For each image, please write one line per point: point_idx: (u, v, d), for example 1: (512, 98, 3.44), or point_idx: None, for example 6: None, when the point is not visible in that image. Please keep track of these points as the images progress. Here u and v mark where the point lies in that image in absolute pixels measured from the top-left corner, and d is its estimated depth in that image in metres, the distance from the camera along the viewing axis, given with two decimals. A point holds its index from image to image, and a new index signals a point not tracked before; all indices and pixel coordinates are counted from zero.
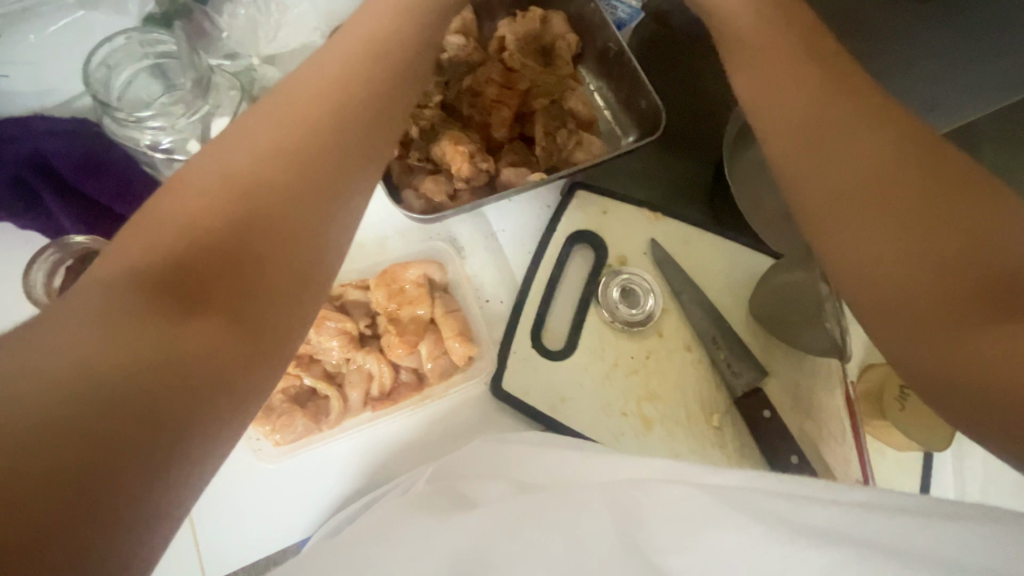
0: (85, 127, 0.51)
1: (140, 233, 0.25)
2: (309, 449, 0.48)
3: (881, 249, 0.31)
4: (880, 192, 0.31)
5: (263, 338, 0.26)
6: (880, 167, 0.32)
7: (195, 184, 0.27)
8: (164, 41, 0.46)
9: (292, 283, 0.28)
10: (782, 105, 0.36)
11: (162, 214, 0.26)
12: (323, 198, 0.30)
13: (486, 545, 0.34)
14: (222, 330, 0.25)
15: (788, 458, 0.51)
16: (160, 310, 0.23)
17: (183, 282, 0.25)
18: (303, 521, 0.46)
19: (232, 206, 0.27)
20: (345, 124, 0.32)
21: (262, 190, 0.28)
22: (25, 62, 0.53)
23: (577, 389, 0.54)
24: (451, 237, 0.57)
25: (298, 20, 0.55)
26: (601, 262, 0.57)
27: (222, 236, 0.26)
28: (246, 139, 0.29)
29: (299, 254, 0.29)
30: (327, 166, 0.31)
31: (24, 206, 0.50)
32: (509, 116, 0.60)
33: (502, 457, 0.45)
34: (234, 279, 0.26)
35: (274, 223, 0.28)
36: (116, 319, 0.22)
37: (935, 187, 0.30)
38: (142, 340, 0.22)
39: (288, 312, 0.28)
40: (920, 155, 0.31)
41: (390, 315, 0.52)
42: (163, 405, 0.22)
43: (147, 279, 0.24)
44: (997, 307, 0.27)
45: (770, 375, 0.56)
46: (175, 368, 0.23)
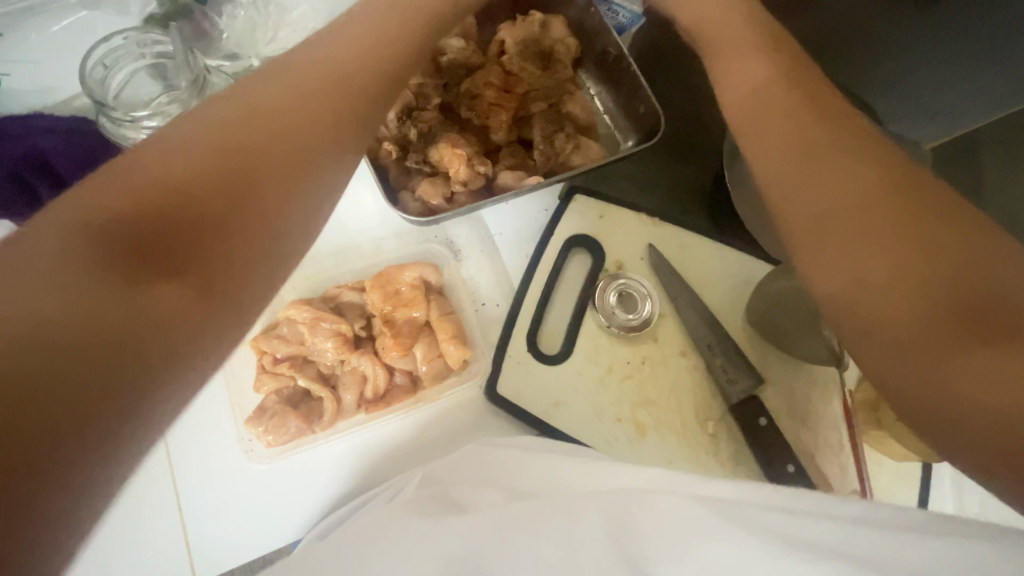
0: (86, 126, 0.52)
1: (110, 181, 0.25)
2: (302, 450, 0.48)
3: (869, 259, 0.30)
4: (873, 207, 0.31)
5: (229, 293, 0.26)
6: (870, 189, 0.32)
7: (188, 143, 0.27)
8: (161, 41, 0.47)
9: (266, 262, 0.28)
10: (775, 128, 0.37)
11: (144, 165, 0.26)
12: (304, 179, 0.30)
13: (480, 553, 0.34)
14: (187, 291, 0.25)
15: (783, 467, 0.51)
16: (123, 268, 0.23)
17: (151, 235, 0.25)
18: (295, 522, 0.46)
19: (210, 173, 0.27)
20: (341, 124, 0.32)
21: (244, 159, 0.28)
22: (28, 60, 0.54)
23: (572, 394, 0.54)
24: (447, 240, 0.57)
25: (298, 22, 0.55)
26: (598, 267, 0.57)
27: (191, 196, 0.26)
28: (222, 119, 0.28)
29: (275, 225, 0.28)
30: (320, 169, 0.31)
31: (16, 204, 0.49)
32: (508, 119, 0.60)
33: (494, 462, 0.45)
34: (206, 247, 0.26)
35: (254, 199, 0.28)
36: (76, 269, 0.22)
37: (925, 209, 0.30)
38: (105, 290, 0.23)
39: (258, 269, 0.27)
40: (905, 179, 0.32)
41: (384, 317, 0.51)
42: (116, 362, 0.22)
43: (114, 227, 0.24)
44: (975, 330, 0.26)
45: (766, 383, 0.56)
46: (131, 328, 0.23)
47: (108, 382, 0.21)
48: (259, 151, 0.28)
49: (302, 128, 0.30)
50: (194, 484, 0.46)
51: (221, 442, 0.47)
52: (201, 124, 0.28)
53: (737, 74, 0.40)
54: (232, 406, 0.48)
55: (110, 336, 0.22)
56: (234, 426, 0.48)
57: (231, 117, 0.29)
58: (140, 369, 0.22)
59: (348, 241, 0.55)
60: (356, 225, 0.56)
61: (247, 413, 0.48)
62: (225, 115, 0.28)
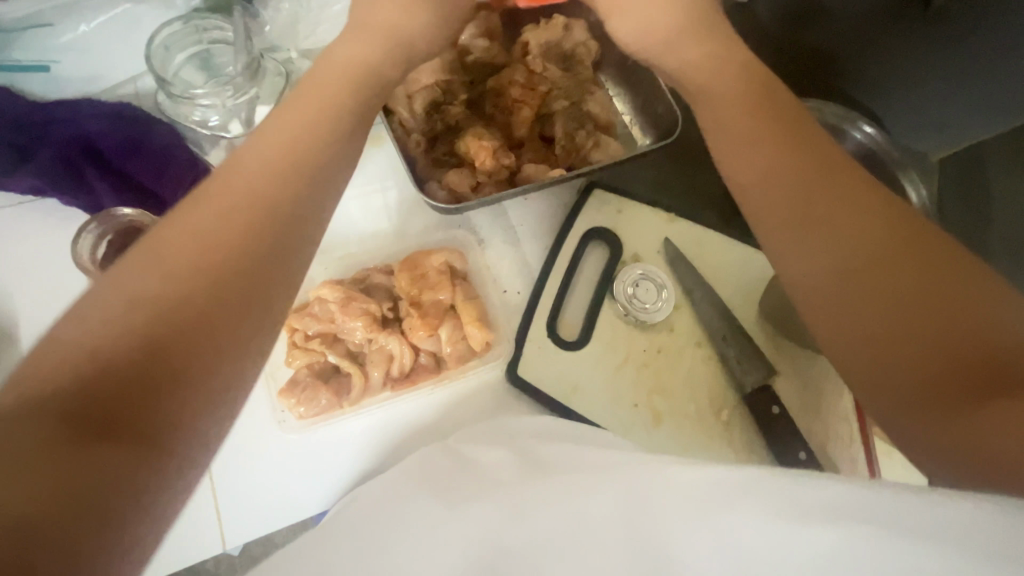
0: (131, 112, 0.54)
1: (66, 348, 0.28)
2: (331, 423, 0.49)
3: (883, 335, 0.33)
4: (874, 280, 0.34)
5: (190, 424, 0.29)
6: (864, 253, 0.35)
7: (183, 239, 0.32)
8: (221, 27, 0.50)
9: (258, 323, 0.32)
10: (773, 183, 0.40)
11: (148, 267, 0.31)
12: (262, 293, 0.33)
13: (501, 535, 0.33)
14: (183, 375, 0.29)
15: (795, 453, 0.53)
16: (127, 366, 0.28)
17: (112, 386, 0.27)
18: (323, 491, 0.48)
19: (205, 261, 0.31)
20: (300, 216, 0.35)
21: (209, 276, 0.31)
22: (77, 49, 0.56)
23: (591, 378, 0.55)
24: (472, 227, 0.59)
25: (336, 16, 0.56)
26: (616, 258, 0.59)
27: (147, 336, 0.29)
28: (164, 262, 0.31)
29: (236, 345, 0.31)
30: (309, 216, 0.35)
31: (65, 183, 0.52)
32: (531, 116, 0.62)
33: (517, 440, 0.46)
34: (203, 325, 0.30)
35: (247, 271, 0.32)
36: (90, 374, 0.27)
37: (919, 270, 0.33)
38: (64, 449, 0.25)
39: (214, 397, 0.30)
40: (896, 238, 0.35)
41: (412, 300, 0.53)
42: (127, 446, 0.27)
43: (76, 387, 0.27)
44: (979, 396, 0.29)
45: (778, 374, 0.57)
46: (136, 418, 0.27)
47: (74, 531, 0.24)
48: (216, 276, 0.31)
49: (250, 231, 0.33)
50: (229, 450, 0.48)
51: (254, 412, 0.49)
52: (197, 216, 0.33)
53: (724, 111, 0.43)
54: (266, 379, 0.50)
55: (70, 494, 0.25)
56: (267, 397, 0.50)
57: (223, 198, 0.33)
58: (97, 519, 0.25)
59: (378, 228, 0.58)
60: (386, 212, 0.58)
61: (281, 385, 0.50)
62: (218, 197, 0.33)
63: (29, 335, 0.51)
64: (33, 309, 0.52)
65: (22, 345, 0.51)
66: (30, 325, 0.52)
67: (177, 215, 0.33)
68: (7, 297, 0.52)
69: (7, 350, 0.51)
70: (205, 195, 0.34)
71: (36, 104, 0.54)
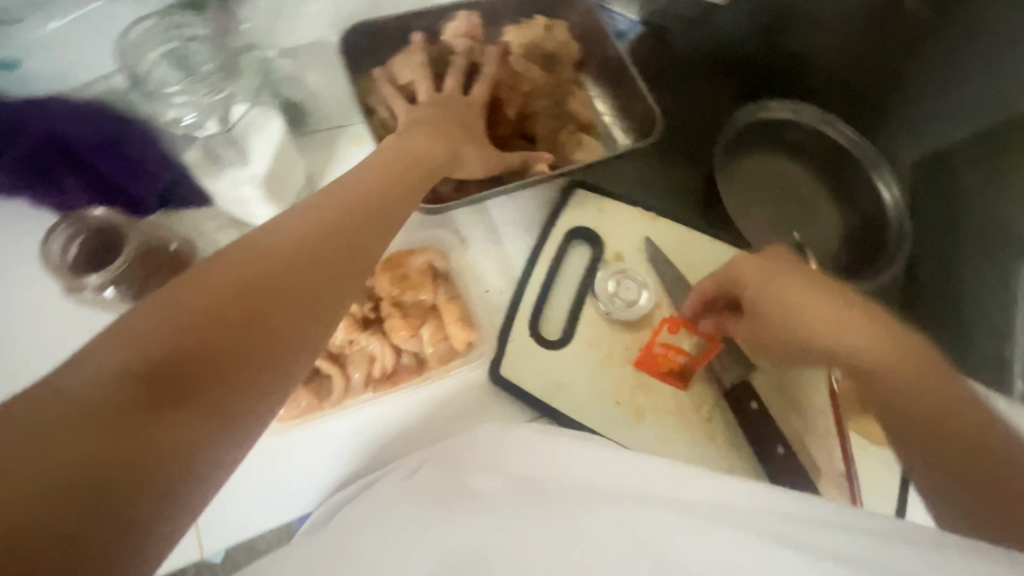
0: (104, 108, 0.52)
1: (118, 335, 0.27)
2: (313, 423, 0.50)
3: (914, 414, 0.40)
4: (909, 380, 0.42)
5: (220, 443, 0.27)
6: (887, 359, 0.44)
7: (222, 272, 0.30)
8: (200, 23, 0.45)
9: (287, 369, 0.30)
10: (820, 303, 0.49)
11: (185, 294, 0.29)
12: (306, 328, 0.32)
13: (486, 540, 0.33)
14: (199, 416, 0.27)
15: (774, 449, 0.54)
16: (145, 398, 0.26)
17: (155, 384, 0.26)
18: (307, 493, 0.49)
19: (239, 295, 0.30)
20: (343, 265, 0.34)
21: (242, 311, 0.30)
22: (43, 45, 0.54)
23: (572, 377, 0.56)
24: (455, 227, 0.59)
25: (317, 15, 0.58)
26: (598, 259, 0.59)
27: (192, 343, 0.28)
28: (221, 272, 0.30)
29: (264, 389, 0.29)
30: (353, 265, 0.35)
31: (35, 181, 0.51)
32: (514, 115, 0.62)
33: (503, 442, 0.45)
34: (232, 365, 0.28)
35: (283, 313, 0.31)
36: (110, 401, 0.25)
37: (920, 378, 0.41)
38: (104, 441, 0.24)
39: (243, 433, 0.28)
40: (914, 355, 0.43)
41: (394, 300, 0.53)
42: (132, 487, 0.24)
43: (122, 378, 0.26)
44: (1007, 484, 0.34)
45: (759, 371, 0.58)
46: (150, 456, 0.25)
47: (91, 540, 0.22)
48: (264, 301, 0.31)
49: (304, 266, 0.33)
50: None
51: None
52: (242, 251, 0.32)
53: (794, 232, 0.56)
54: None
55: (68, 537, 0.22)
56: None
57: (272, 239, 0.33)
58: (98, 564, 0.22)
59: None
60: None
61: None
62: (268, 238, 0.33)
63: None
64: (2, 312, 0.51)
65: None
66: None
67: (226, 250, 0.32)
68: None
69: None
70: (257, 236, 0.33)
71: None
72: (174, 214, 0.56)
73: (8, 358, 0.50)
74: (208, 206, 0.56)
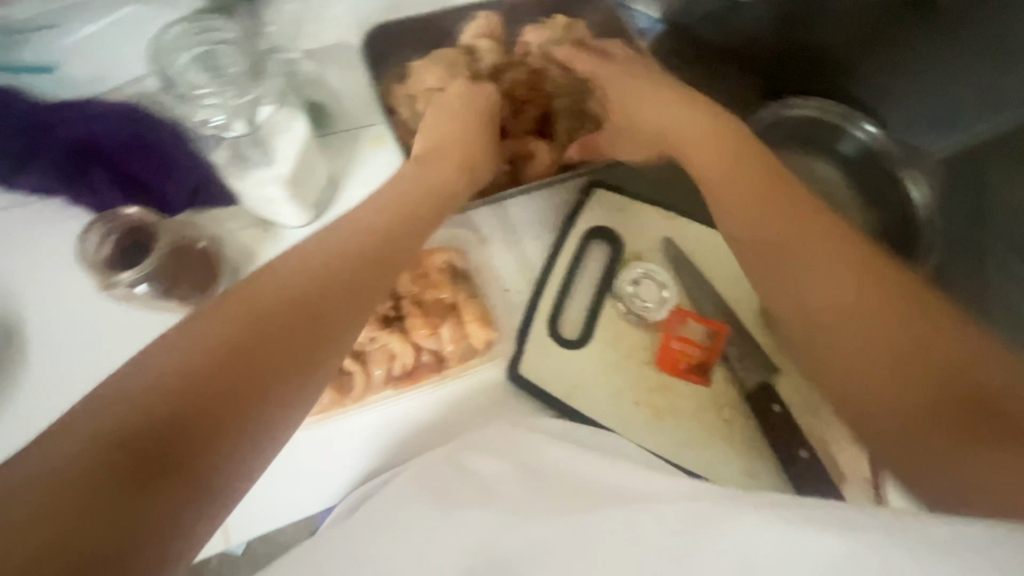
0: (135, 110, 0.54)
1: (116, 401, 0.30)
2: (334, 420, 0.50)
3: (863, 368, 0.41)
4: (863, 335, 0.42)
5: (199, 501, 0.30)
6: (856, 309, 0.43)
7: (207, 336, 0.33)
8: (225, 28, 0.46)
9: (264, 428, 0.33)
10: (790, 249, 0.47)
11: (167, 361, 0.32)
12: (285, 388, 0.34)
13: (492, 541, 0.36)
14: (181, 482, 0.29)
15: (798, 454, 0.53)
16: (134, 464, 0.28)
17: (143, 447, 0.29)
18: (329, 491, 0.50)
19: (219, 359, 0.33)
20: (322, 324, 0.37)
21: (221, 376, 0.32)
22: (84, 50, 0.57)
23: (592, 377, 0.55)
24: (473, 226, 0.59)
25: (337, 19, 0.60)
26: (618, 258, 0.59)
27: (178, 408, 0.30)
28: (207, 339, 0.33)
29: (243, 445, 0.32)
30: (337, 318, 0.38)
31: (71, 180, 0.53)
32: (534, 116, 0.63)
33: (522, 443, 0.47)
34: (211, 425, 0.31)
35: (261, 374, 0.34)
36: (98, 467, 0.27)
37: (893, 331, 0.41)
38: (96, 504, 0.26)
39: (226, 485, 0.31)
40: (889, 297, 0.42)
41: (415, 299, 0.53)
42: (124, 544, 0.26)
43: (114, 444, 0.28)
44: (977, 426, 0.36)
45: (783, 375, 0.57)
46: (140, 513, 0.27)
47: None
48: (247, 364, 0.33)
49: (287, 330, 0.36)
50: None
51: None
52: (219, 318, 0.35)
53: (743, 180, 0.51)
54: None
55: None
56: None
57: (253, 303, 0.36)
58: None
59: None
60: None
61: None
62: (247, 302, 0.36)
63: (36, 334, 0.52)
64: (38, 308, 0.53)
65: (30, 344, 0.52)
66: (37, 325, 0.52)
67: (202, 316, 0.35)
68: (16, 298, 0.53)
69: (14, 349, 0.52)
70: (235, 301, 0.36)
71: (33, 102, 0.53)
72: (200, 213, 0.55)
73: (46, 355, 0.52)
74: (233, 206, 0.56)
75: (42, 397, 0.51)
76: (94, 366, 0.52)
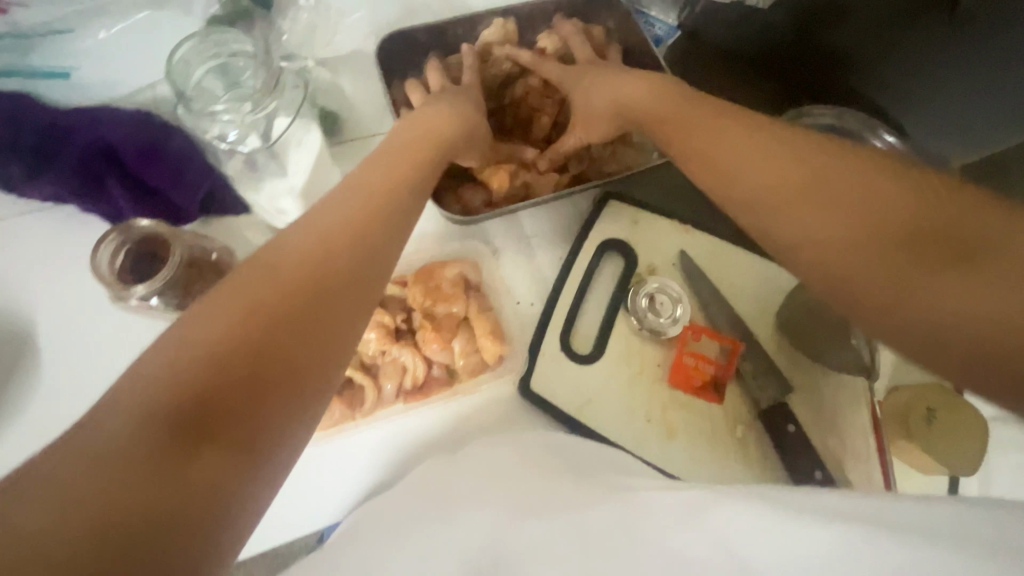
0: (147, 117, 0.54)
1: (134, 377, 0.25)
2: (343, 434, 0.50)
3: (881, 285, 0.32)
4: (869, 243, 0.32)
5: (256, 481, 0.25)
6: (844, 222, 0.33)
7: (243, 291, 0.28)
8: (239, 41, 0.45)
9: (314, 389, 0.28)
10: (753, 169, 0.39)
11: (196, 323, 0.27)
12: (334, 346, 0.30)
13: (500, 541, 0.35)
14: (230, 459, 0.25)
15: (811, 473, 0.52)
16: (170, 444, 0.23)
17: (180, 423, 0.24)
18: (337, 505, 0.50)
19: (258, 315, 0.27)
20: (358, 271, 0.32)
21: (261, 333, 0.27)
22: (95, 55, 0.56)
23: (604, 392, 0.55)
24: (486, 238, 0.59)
25: (353, 26, 0.59)
26: (632, 272, 0.58)
27: (217, 374, 0.25)
28: (238, 296, 0.28)
29: (294, 411, 0.27)
30: (369, 264, 0.33)
31: (84, 189, 0.53)
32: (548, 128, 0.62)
33: (530, 445, 0.48)
34: (259, 390, 0.26)
35: (306, 328, 0.29)
36: (131, 450, 0.22)
37: (899, 226, 0.32)
38: (135, 493, 0.22)
39: (277, 457, 0.26)
40: (886, 193, 0.33)
41: (425, 311, 0.53)
42: (170, 538, 0.22)
43: (145, 421, 0.23)
44: (962, 256, 0.30)
45: (794, 391, 0.56)
46: (187, 498, 0.23)
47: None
48: (288, 323, 0.28)
49: (328, 282, 0.31)
50: None
51: None
52: (250, 273, 0.29)
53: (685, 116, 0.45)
54: None
55: None
56: None
57: (282, 253, 0.31)
58: None
59: None
60: None
61: None
62: (279, 252, 0.31)
63: (49, 342, 0.52)
64: (50, 318, 0.53)
65: (44, 352, 0.52)
66: (50, 334, 0.52)
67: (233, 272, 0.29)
68: (30, 306, 0.53)
69: (28, 357, 0.52)
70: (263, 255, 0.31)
71: (45, 108, 0.52)
72: (211, 221, 0.56)
73: (59, 364, 0.52)
74: (246, 215, 0.56)
75: (56, 406, 0.51)
76: (109, 375, 0.52)
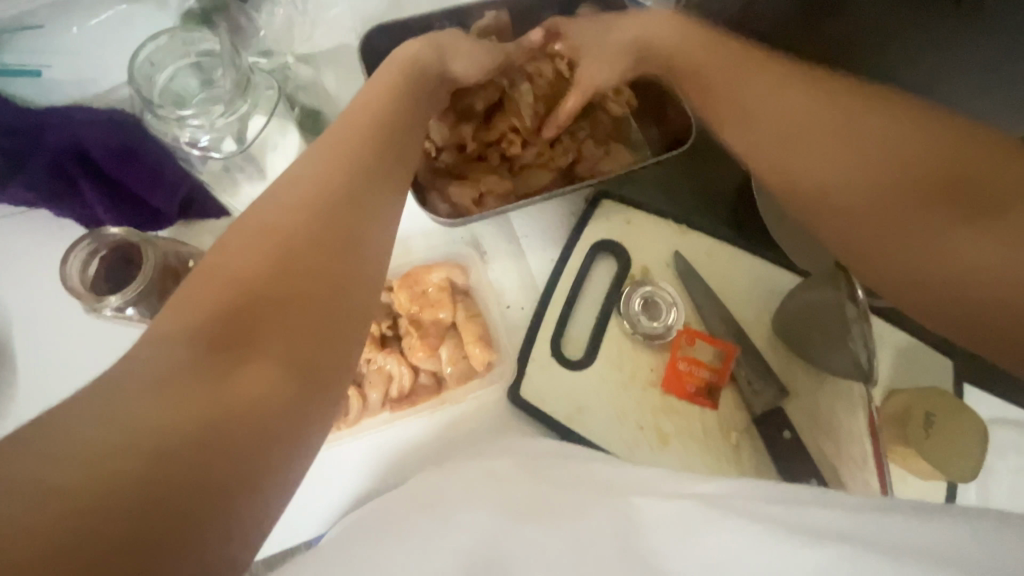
0: (125, 117, 0.52)
1: (170, 316, 0.26)
2: (331, 444, 0.49)
3: (895, 198, 0.35)
4: (872, 161, 0.36)
5: (305, 401, 0.27)
6: (874, 133, 0.37)
7: (255, 240, 0.29)
8: (207, 40, 0.44)
9: (345, 320, 0.30)
10: (792, 103, 0.41)
11: (218, 267, 0.28)
12: (364, 287, 0.31)
13: (497, 547, 0.34)
14: (275, 374, 0.26)
15: (806, 480, 0.51)
16: (216, 362, 0.25)
17: (225, 340, 0.25)
18: (325, 516, 0.49)
19: (279, 253, 0.29)
20: (363, 220, 0.33)
21: (286, 270, 0.28)
22: (67, 52, 0.54)
23: (596, 400, 0.54)
24: (475, 241, 0.57)
25: (335, 20, 0.57)
26: (624, 273, 0.57)
27: (257, 300, 0.27)
28: (253, 241, 0.29)
29: (327, 342, 0.29)
30: (378, 245, 0.33)
31: (57, 192, 0.51)
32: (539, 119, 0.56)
33: (524, 445, 0.48)
34: (290, 320, 0.28)
35: (328, 265, 0.30)
36: (180, 367, 0.24)
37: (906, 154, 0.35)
38: (190, 401, 0.23)
39: (319, 381, 0.28)
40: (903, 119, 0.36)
41: (411, 317, 0.52)
42: (234, 440, 0.23)
43: (187, 342, 0.25)
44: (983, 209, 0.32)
45: (790, 396, 0.55)
46: (241, 406, 0.24)
47: (201, 500, 0.21)
48: (309, 261, 0.29)
49: (338, 236, 0.31)
50: None
51: None
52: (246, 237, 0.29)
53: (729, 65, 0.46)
54: None
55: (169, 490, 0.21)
56: None
57: (263, 216, 0.30)
58: (222, 505, 0.22)
59: None
60: None
61: None
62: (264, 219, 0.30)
63: (25, 351, 0.51)
64: (27, 327, 0.51)
65: (20, 361, 0.51)
66: (27, 343, 0.51)
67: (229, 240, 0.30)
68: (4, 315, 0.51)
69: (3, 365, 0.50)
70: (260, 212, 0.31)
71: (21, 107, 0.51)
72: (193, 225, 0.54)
73: (37, 373, 0.50)
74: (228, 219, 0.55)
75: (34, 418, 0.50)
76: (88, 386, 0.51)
